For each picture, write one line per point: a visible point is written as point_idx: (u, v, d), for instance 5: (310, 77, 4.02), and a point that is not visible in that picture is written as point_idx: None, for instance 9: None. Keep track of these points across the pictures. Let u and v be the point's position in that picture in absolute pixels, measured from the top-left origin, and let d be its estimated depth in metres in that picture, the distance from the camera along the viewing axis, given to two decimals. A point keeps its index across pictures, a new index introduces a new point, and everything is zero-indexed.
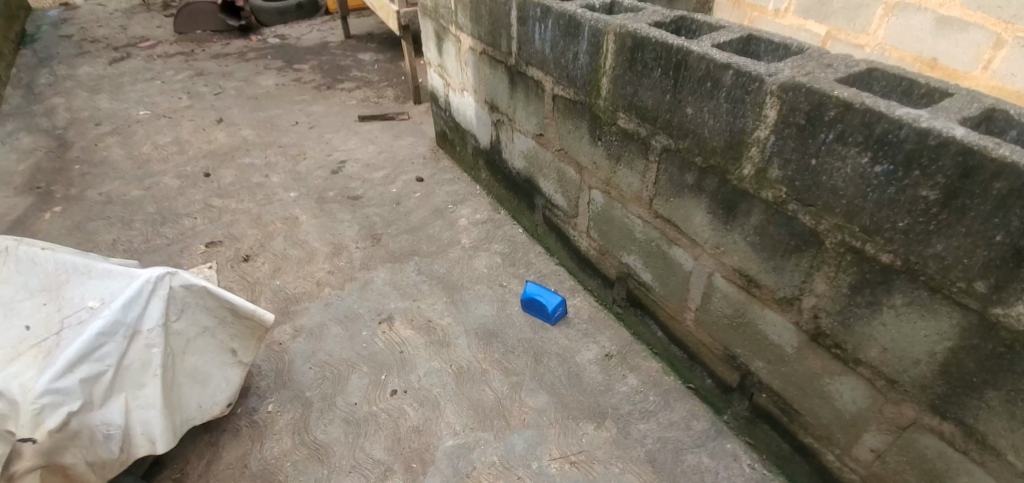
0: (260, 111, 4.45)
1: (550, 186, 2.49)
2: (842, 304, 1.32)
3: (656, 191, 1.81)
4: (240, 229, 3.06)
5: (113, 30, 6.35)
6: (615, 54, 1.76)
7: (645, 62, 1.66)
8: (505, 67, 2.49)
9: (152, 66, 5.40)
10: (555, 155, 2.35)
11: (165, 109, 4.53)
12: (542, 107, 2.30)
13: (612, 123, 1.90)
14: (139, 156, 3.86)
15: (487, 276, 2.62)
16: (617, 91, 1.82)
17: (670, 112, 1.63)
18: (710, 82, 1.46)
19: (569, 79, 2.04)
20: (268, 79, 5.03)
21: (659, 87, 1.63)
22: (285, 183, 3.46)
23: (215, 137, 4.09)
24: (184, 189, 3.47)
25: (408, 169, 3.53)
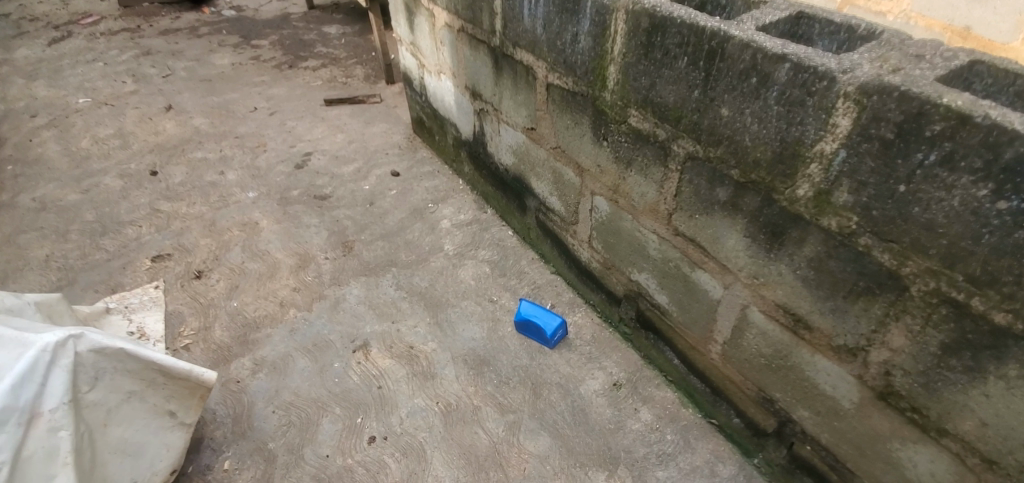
0: (215, 96, 4.00)
1: (544, 187, 2.17)
2: (927, 365, 1.06)
3: (676, 205, 1.51)
4: (192, 238, 2.69)
5: (48, 5, 5.71)
6: (627, 38, 1.42)
7: (666, 48, 1.32)
8: (487, 48, 2.12)
9: (93, 45, 4.84)
10: (550, 154, 2.02)
11: (107, 96, 4.04)
12: (533, 97, 1.96)
13: (621, 120, 1.57)
14: (77, 153, 3.42)
15: (474, 290, 2.31)
16: (628, 83, 1.48)
17: (697, 112, 1.31)
18: (756, 77, 1.14)
19: (567, 66, 1.69)
20: (223, 58, 4.54)
21: (684, 80, 1.31)
22: (243, 182, 3.07)
23: (164, 127, 3.65)
24: (129, 191, 3.07)
25: (381, 161, 3.16)
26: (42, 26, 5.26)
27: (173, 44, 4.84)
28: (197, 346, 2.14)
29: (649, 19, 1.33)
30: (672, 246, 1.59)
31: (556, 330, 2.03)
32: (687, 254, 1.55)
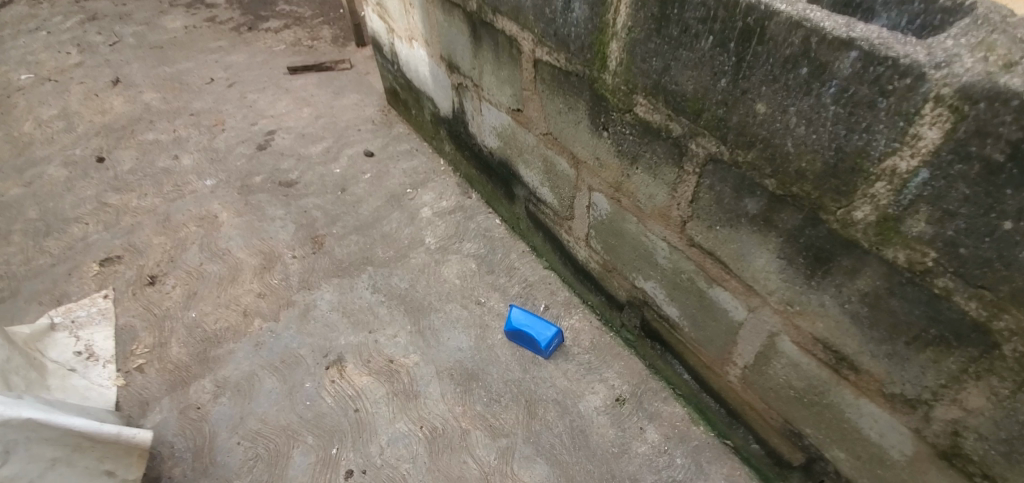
0: (167, 65, 3.60)
1: (534, 176, 1.90)
2: (1011, 432, 0.86)
3: (692, 213, 1.26)
4: (145, 237, 2.42)
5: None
6: (634, 9, 1.13)
7: (685, 23, 1.04)
8: (463, 13, 1.80)
9: (30, 10, 4.35)
10: (540, 140, 1.75)
11: (47, 69, 3.64)
12: (519, 75, 1.66)
13: (625, 109, 1.30)
14: (15, 138, 3.07)
15: (459, 291, 2.09)
16: (635, 64, 1.20)
17: (724, 107, 1.05)
18: (809, 68, 0.88)
19: (558, 39, 1.40)
20: (175, 21, 4.09)
21: (708, 66, 1.04)
22: (201, 168, 2.77)
23: (111, 105, 3.28)
24: (74, 182, 2.76)
25: (353, 139, 2.85)
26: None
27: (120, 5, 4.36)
28: (152, 366, 1.91)
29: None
30: (685, 257, 1.36)
31: (551, 338, 1.83)
32: (703, 268, 1.32)
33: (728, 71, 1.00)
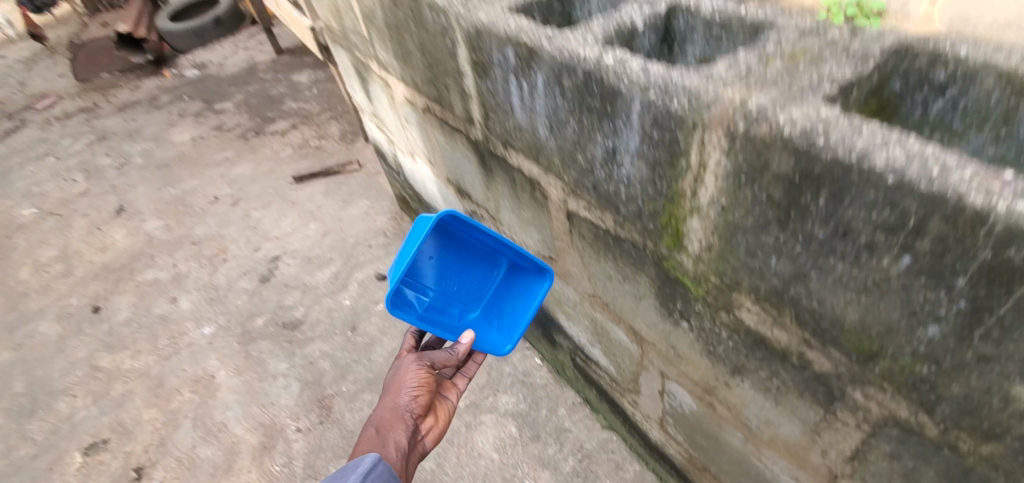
0: (171, 186, 3.14)
1: (579, 330, 1.43)
2: None
3: (851, 471, 0.80)
4: (135, 411, 2.08)
5: (3, 87, 4.91)
6: (732, 183, 0.65)
7: (845, 228, 0.56)
8: (467, 140, 1.32)
9: (43, 132, 4.06)
10: (583, 298, 1.28)
11: (55, 202, 3.29)
12: (547, 222, 1.20)
13: (718, 306, 0.81)
14: (14, 289, 2.77)
15: (498, 471, 1.64)
16: (733, 257, 0.73)
17: (929, 364, 0.57)
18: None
19: (599, 196, 0.92)
20: (184, 132, 3.63)
21: (896, 298, 0.56)
22: (199, 311, 2.38)
23: (112, 239, 2.90)
24: (66, 341, 2.42)
25: (363, 259, 2.42)
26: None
27: (127, 102, 4.11)
28: None
29: (791, 160, 0.56)
30: None
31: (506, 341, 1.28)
32: None
33: (948, 318, 0.52)
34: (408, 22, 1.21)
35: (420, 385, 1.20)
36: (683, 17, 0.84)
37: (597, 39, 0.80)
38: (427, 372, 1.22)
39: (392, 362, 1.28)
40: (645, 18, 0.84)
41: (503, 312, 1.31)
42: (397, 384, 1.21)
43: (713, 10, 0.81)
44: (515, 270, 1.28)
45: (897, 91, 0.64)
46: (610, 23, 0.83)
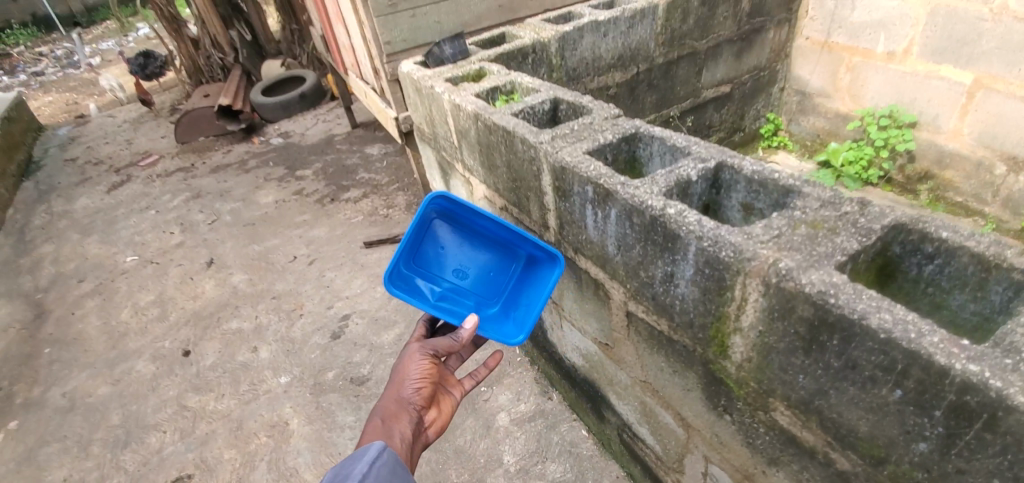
0: (256, 242, 3.59)
1: (627, 409, 1.59)
2: None
3: None
4: (217, 449, 2.31)
5: (112, 144, 5.60)
6: (768, 316, 0.86)
7: (852, 360, 0.75)
8: (540, 239, 1.57)
9: (145, 187, 4.61)
10: (634, 382, 1.46)
11: (154, 252, 3.74)
12: (607, 315, 1.41)
13: (756, 406, 0.99)
14: (116, 329, 3.14)
15: None
16: (766, 370, 0.92)
17: (924, 472, 0.73)
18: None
19: (657, 304, 1.14)
20: (268, 195, 4.11)
21: (895, 419, 0.73)
22: (276, 361, 2.65)
23: (203, 289, 3.27)
24: (158, 380, 2.72)
25: None
26: (104, 169, 5.12)
27: (220, 164, 4.73)
28: None
29: (812, 310, 0.77)
30: None
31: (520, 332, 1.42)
32: None
33: (932, 437, 0.69)
34: (500, 145, 1.50)
35: (422, 376, 1.32)
36: (729, 174, 1.10)
37: (661, 190, 1.06)
38: (429, 364, 1.35)
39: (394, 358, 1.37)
40: (698, 175, 1.09)
41: (519, 305, 1.48)
42: (400, 378, 1.31)
43: (752, 171, 1.06)
44: (528, 265, 1.46)
45: (896, 254, 0.86)
46: (670, 176, 1.09)
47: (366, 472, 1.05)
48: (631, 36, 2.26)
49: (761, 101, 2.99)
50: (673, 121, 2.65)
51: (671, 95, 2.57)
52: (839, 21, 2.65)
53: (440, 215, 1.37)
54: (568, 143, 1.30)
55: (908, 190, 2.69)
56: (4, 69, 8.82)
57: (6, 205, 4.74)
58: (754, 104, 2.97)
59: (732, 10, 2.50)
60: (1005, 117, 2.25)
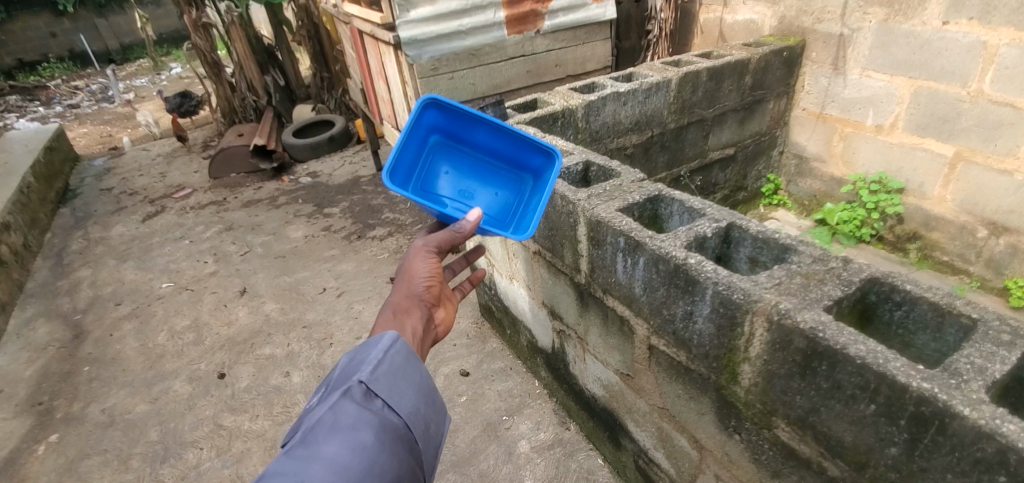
0: (287, 274, 3.82)
1: (645, 435, 1.77)
2: None
3: None
4: (252, 467, 2.46)
5: (146, 176, 5.91)
6: (771, 347, 1.08)
7: (837, 380, 0.97)
8: (570, 279, 1.80)
9: (179, 218, 4.88)
10: (653, 408, 1.65)
11: (189, 279, 3.96)
12: (630, 348, 1.62)
13: (762, 425, 1.19)
14: (152, 351, 3.32)
15: None
16: (769, 392, 1.13)
17: (894, 471, 0.92)
18: (1009, 479, 0.77)
19: (677, 339, 1.35)
20: (298, 231, 4.37)
21: (872, 429, 0.94)
22: (308, 386, 2.83)
23: (236, 316, 3.48)
24: (195, 400, 2.89)
25: (448, 354, 2.84)
26: (139, 200, 5.40)
27: (251, 199, 5.02)
28: None
29: (806, 341, 0.99)
30: None
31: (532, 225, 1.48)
32: None
33: (899, 441, 0.89)
34: None
35: (433, 274, 1.30)
36: (738, 232, 1.34)
37: (683, 243, 1.30)
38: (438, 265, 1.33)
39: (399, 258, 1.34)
40: (713, 232, 1.34)
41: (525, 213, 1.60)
42: (409, 274, 1.29)
43: (757, 231, 1.30)
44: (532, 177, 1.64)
45: (873, 301, 1.09)
46: (688, 231, 1.34)
47: (381, 359, 0.97)
48: (648, 105, 2.56)
49: (762, 163, 3.30)
50: (683, 179, 2.94)
51: (681, 156, 2.86)
52: (832, 97, 2.96)
53: (438, 133, 1.60)
54: (602, 200, 1.56)
55: (897, 248, 2.96)
56: (42, 100, 9.30)
57: (45, 229, 4.99)
58: (756, 165, 3.27)
59: (736, 84, 2.82)
60: (982, 186, 2.52)
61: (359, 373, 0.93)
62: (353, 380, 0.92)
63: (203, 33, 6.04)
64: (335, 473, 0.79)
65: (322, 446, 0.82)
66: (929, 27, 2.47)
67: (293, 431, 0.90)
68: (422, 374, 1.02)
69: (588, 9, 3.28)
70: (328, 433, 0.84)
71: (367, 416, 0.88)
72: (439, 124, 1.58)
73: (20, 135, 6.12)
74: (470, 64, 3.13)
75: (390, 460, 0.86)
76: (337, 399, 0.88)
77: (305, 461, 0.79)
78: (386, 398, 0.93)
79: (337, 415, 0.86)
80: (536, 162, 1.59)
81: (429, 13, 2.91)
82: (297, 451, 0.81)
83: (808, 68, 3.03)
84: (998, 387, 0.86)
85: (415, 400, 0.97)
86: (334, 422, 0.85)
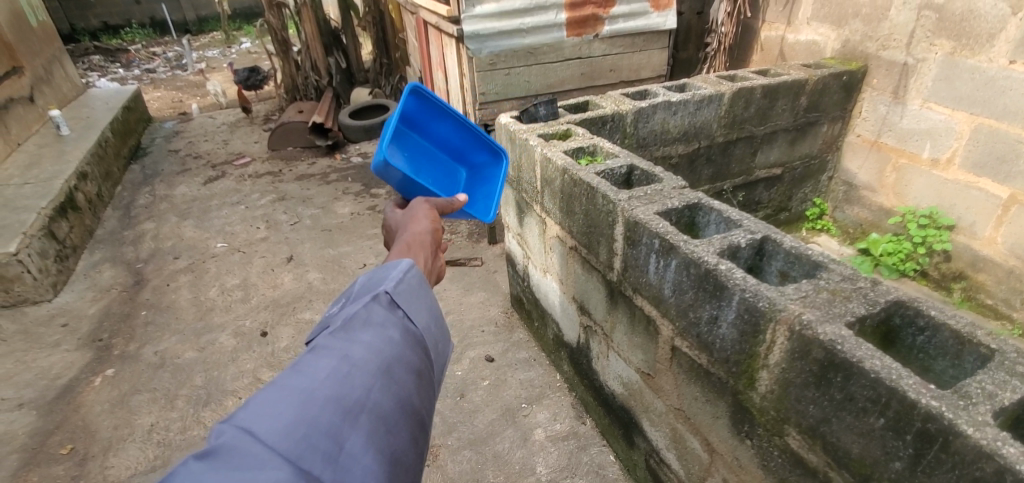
0: (332, 247, 4.02)
1: (658, 435, 1.83)
2: None
3: None
4: None
5: (210, 142, 6.27)
6: (790, 355, 1.12)
7: (850, 392, 1.02)
8: (602, 276, 1.87)
9: (237, 185, 5.17)
10: (669, 409, 1.70)
11: (242, 242, 4.21)
12: (653, 348, 1.68)
13: (773, 431, 1.24)
14: (204, 303, 3.56)
15: None
16: (785, 401, 1.17)
17: None
18: None
19: (700, 341, 1.40)
20: (345, 207, 4.58)
21: (878, 442, 0.98)
22: None
23: (282, 281, 3.69)
24: (238, 353, 3.10)
25: (475, 339, 2.94)
26: (203, 163, 5.74)
27: (305, 173, 5.28)
28: None
29: (824, 353, 1.04)
30: None
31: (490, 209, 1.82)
32: None
33: (904, 455, 0.94)
34: (581, 194, 1.83)
35: (435, 220, 1.34)
36: (772, 245, 1.38)
37: (715, 250, 1.35)
38: (434, 214, 1.38)
39: (400, 212, 1.39)
40: (747, 242, 1.38)
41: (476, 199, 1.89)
42: (415, 220, 1.32)
43: (790, 246, 1.34)
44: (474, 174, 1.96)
45: (897, 324, 1.13)
46: (721, 239, 1.39)
47: (402, 276, 1.06)
48: (698, 117, 2.59)
49: (810, 186, 3.26)
50: (725, 193, 2.95)
51: (726, 171, 2.87)
52: (889, 126, 2.90)
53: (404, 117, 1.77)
54: (641, 202, 1.62)
55: (941, 286, 2.87)
56: (122, 62, 9.94)
57: (117, 182, 5.37)
58: (802, 187, 3.24)
59: (791, 104, 2.81)
60: None
61: (385, 284, 1.03)
62: (380, 289, 1.01)
63: (276, 12, 6.36)
64: (370, 355, 0.90)
65: (359, 333, 0.93)
66: (995, 65, 2.41)
67: (323, 328, 1.00)
68: (434, 298, 1.10)
69: (648, 17, 3.32)
70: (362, 326, 0.94)
71: (394, 319, 0.99)
72: (409, 111, 1.77)
73: (102, 93, 6.58)
74: (527, 62, 3.23)
75: (412, 356, 0.97)
76: (367, 301, 0.98)
77: (346, 342, 0.90)
78: (408, 309, 1.02)
79: (370, 313, 0.96)
80: (480, 161, 1.95)
81: (493, 10, 3.02)
82: (338, 336, 0.91)
83: (867, 94, 2.98)
84: (1009, 415, 0.92)
85: (431, 315, 1.07)
86: (367, 318, 0.95)
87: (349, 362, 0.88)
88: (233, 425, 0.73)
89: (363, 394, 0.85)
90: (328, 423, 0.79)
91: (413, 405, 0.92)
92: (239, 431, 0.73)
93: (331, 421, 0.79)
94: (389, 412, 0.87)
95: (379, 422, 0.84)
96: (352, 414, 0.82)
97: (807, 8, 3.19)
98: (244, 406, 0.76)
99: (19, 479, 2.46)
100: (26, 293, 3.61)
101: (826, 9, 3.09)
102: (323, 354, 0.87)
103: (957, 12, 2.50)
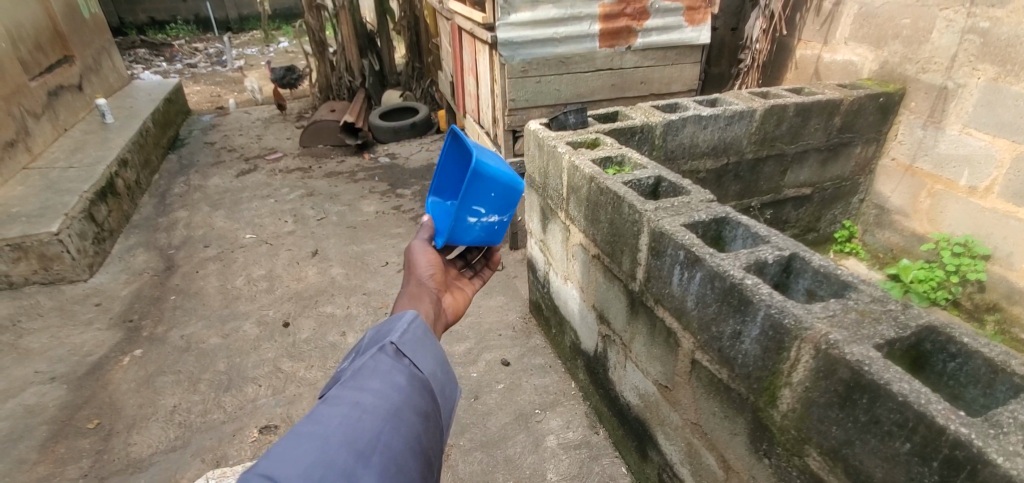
0: (355, 244, 4.09)
1: (672, 448, 1.81)
2: None
3: None
4: (302, 409, 2.69)
5: (245, 137, 6.45)
6: (814, 375, 1.11)
7: (875, 415, 1.00)
8: (624, 286, 1.87)
9: (268, 179, 5.30)
10: (685, 423, 1.69)
11: (269, 234, 4.32)
12: (673, 360, 1.67)
13: (793, 451, 1.22)
14: (230, 292, 3.66)
15: None
16: (807, 420, 1.15)
17: None
18: None
19: (721, 356, 1.39)
20: (371, 206, 4.66)
21: (903, 468, 0.96)
22: None
23: (306, 274, 3.77)
24: (260, 342, 3.17)
25: (492, 342, 2.96)
26: (236, 157, 5.91)
27: (334, 171, 5.39)
28: None
29: (850, 373, 1.03)
30: None
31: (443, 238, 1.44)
32: None
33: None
34: (608, 202, 1.83)
35: (432, 262, 1.37)
36: (800, 263, 1.37)
37: (741, 264, 1.34)
38: (431, 250, 1.40)
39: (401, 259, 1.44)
40: (774, 259, 1.37)
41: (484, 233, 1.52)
42: (413, 267, 1.36)
43: (820, 265, 1.33)
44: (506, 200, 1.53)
45: (928, 349, 1.11)
46: (748, 255, 1.38)
47: (408, 326, 1.09)
48: (728, 132, 2.58)
49: (839, 208, 3.20)
50: (752, 210, 2.92)
51: (754, 188, 2.84)
52: (925, 151, 2.84)
53: None
54: (667, 214, 1.62)
55: (974, 317, 2.78)
56: (165, 56, 10.30)
57: (154, 171, 5.56)
58: (832, 209, 3.18)
59: (824, 124, 2.77)
60: None
61: (391, 335, 1.06)
62: (386, 340, 1.04)
63: (315, 13, 6.53)
64: (380, 400, 0.93)
65: (368, 381, 0.95)
66: None
67: (332, 381, 1.02)
68: (440, 345, 1.12)
69: (682, 31, 3.32)
70: (370, 375, 0.97)
71: (401, 366, 1.01)
72: None
73: (146, 85, 6.84)
74: (559, 71, 3.25)
75: (421, 399, 0.99)
76: (374, 352, 1.01)
77: (356, 390, 0.92)
78: (414, 356, 1.05)
79: (376, 363, 0.99)
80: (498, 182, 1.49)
81: (527, 18, 3.05)
82: (346, 387, 0.93)
83: (903, 117, 2.93)
84: None
85: (438, 360, 1.09)
86: (374, 368, 0.98)
87: (360, 407, 0.90)
88: (255, 473, 0.75)
89: (374, 437, 0.87)
90: (342, 464, 0.81)
91: (421, 445, 0.93)
92: (262, 477, 0.75)
93: (344, 464, 0.81)
94: (399, 453, 0.88)
95: (390, 463, 0.86)
96: (364, 456, 0.84)
97: (845, 28, 3.15)
98: (265, 454, 0.78)
99: (47, 450, 2.55)
100: (64, 272, 3.76)
101: (864, 30, 3.05)
102: (334, 403, 0.90)
103: (1003, 37, 2.44)
